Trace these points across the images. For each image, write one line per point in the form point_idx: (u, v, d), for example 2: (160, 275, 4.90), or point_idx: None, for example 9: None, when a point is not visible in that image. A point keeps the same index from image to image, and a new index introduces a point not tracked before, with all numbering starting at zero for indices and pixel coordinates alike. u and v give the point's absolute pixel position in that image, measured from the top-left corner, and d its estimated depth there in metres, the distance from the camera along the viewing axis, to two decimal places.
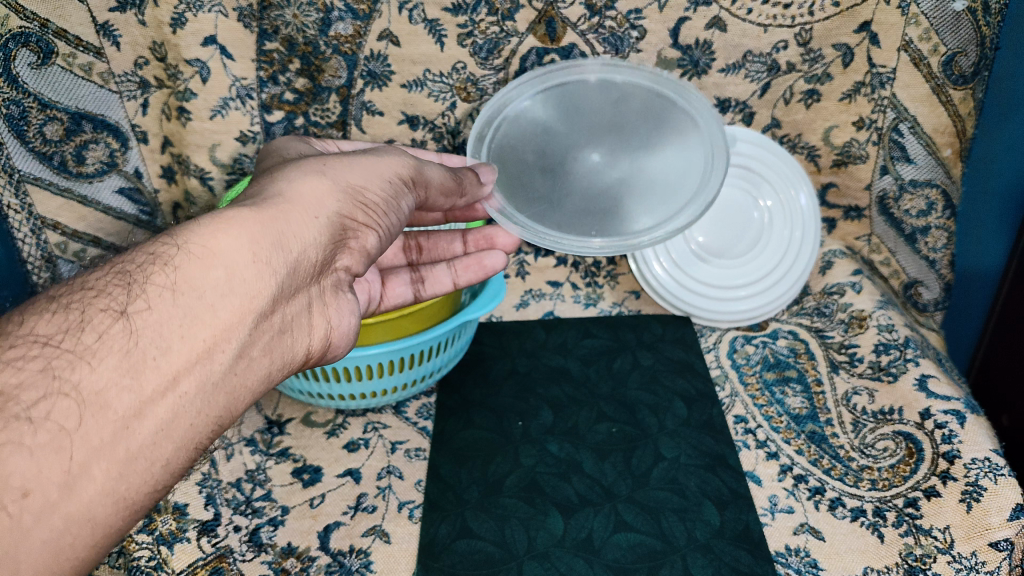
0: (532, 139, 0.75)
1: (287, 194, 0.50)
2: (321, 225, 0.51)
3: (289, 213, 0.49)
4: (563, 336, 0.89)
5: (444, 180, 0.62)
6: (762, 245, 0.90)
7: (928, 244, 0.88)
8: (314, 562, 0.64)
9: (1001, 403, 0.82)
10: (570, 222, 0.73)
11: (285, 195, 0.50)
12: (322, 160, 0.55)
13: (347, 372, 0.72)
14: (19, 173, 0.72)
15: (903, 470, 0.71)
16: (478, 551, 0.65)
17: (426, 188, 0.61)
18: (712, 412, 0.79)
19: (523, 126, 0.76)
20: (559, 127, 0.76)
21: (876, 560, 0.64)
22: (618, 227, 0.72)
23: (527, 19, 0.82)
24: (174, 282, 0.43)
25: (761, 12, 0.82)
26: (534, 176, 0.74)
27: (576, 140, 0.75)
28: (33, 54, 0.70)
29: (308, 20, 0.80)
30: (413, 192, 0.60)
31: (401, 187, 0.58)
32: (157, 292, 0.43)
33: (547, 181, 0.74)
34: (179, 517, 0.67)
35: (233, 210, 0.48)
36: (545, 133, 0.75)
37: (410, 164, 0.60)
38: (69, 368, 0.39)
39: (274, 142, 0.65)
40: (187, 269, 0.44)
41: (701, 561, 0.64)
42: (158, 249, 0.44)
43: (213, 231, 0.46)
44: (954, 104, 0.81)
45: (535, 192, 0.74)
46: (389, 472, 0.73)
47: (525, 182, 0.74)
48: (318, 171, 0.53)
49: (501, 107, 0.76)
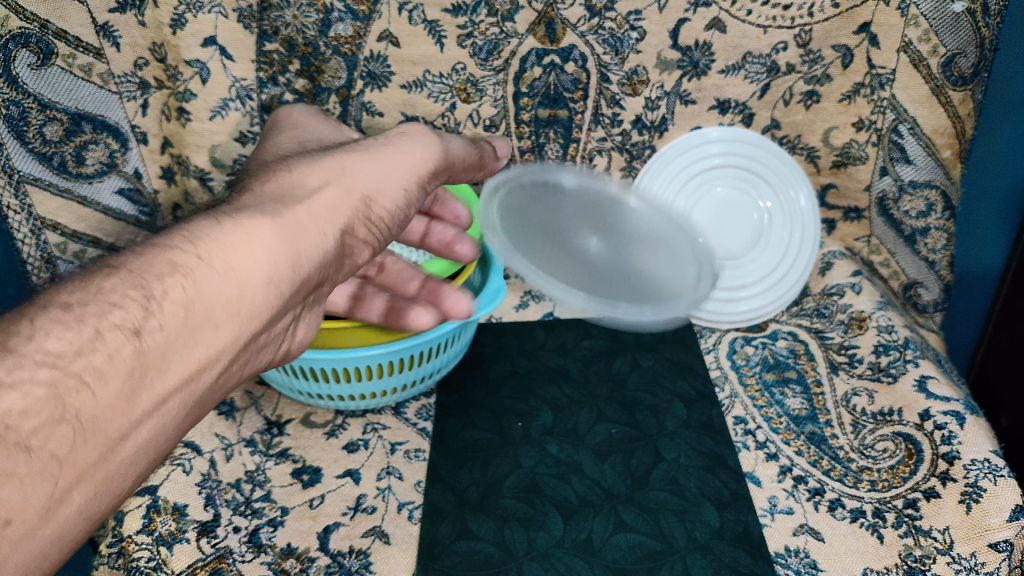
0: (545, 205, 0.84)
1: (348, 172, 0.46)
2: (339, 207, 0.44)
3: (299, 191, 0.43)
4: (563, 337, 0.89)
5: (461, 157, 0.55)
6: (762, 247, 0.90)
7: (928, 245, 0.88)
8: (314, 563, 0.65)
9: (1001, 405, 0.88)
10: (559, 268, 0.80)
11: (347, 171, 0.46)
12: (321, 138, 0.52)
13: (347, 373, 0.71)
14: (19, 173, 0.71)
15: (903, 471, 0.71)
16: (478, 552, 0.65)
17: (449, 164, 0.53)
18: (712, 413, 0.79)
19: (540, 199, 0.85)
20: (571, 211, 0.86)
21: (876, 561, 0.64)
22: (603, 292, 0.79)
23: (527, 20, 0.82)
24: (132, 275, 0.35)
25: (761, 13, 0.82)
26: (539, 239, 0.82)
27: (585, 229, 0.85)
28: (33, 54, 0.69)
29: (308, 21, 0.81)
30: (425, 167, 0.50)
31: (419, 163, 0.50)
32: (121, 293, 0.34)
33: (552, 242, 0.82)
34: (179, 518, 0.66)
35: (306, 184, 0.43)
36: (557, 205, 0.84)
37: (426, 134, 0.52)
38: (75, 391, 0.31)
39: (285, 113, 0.55)
40: (245, 234, 0.39)
41: (701, 563, 0.64)
42: (201, 218, 0.38)
43: (279, 200, 0.41)
44: (954, 106, 0.81)
45: (539, 250, 0.80)
46: (388, 473, 0.73)
47: (526, 239, 0.81)
48: (367, 151, 0.48)
49: (524, 178, 0.87)
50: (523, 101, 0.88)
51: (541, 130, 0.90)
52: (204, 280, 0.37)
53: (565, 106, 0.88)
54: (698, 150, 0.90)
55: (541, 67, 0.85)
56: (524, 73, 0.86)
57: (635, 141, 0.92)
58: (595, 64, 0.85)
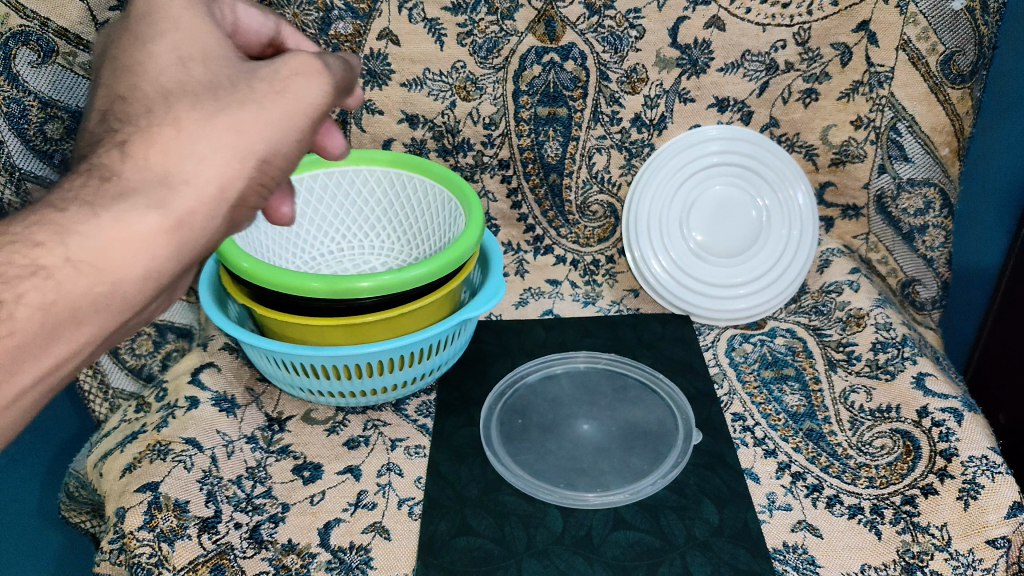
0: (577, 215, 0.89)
1: (199, 157, 0.41)
2: (218, 192, 0.42)
3: (169, 175, 0.40)
4: (563, 335, 0.89)
5: (345, 83, 0.47)
6: (760, 244, 0.91)
7: (925, 243, 0.89)
8: (315, 559, 0.65)
9: (999, 403, 0.92)
10: None
11: (197, 155, 0.41)
12: (204, 47, 0.44)
13: (348, 369, 0.72)
14: (19, 172, 0.74)
15: (900, 467, 0.71)
16: (478, 548, 0.66)
17: (335, 100, 0.46)
18: (711, 410, 0.80)
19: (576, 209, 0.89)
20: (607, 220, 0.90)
21: (873, 557, 0.65)
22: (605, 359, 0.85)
23: (527, 18, 0.82)
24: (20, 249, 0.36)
25: (760, 12, 0.82)
26: None
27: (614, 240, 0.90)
28: (33, 53, 0.71)
29: (308, 19, 0.81)
30: (315, 111, 0.44)
31: (310, 105, 0.44)
32: None
33: None
34: (180, 514, 0.66)
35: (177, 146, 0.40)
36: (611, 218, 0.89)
37: (317, 70, 0.44)
38: None
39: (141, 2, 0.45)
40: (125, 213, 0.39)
41: (700, 559, 0.65)
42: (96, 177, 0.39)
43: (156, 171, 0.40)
44: (952, 103, 0.82)
45: None
46: (389, 470, 0.73)
47: None
48: (226, 123, 0.41)
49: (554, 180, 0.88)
50: (523, 99, 0.87)
51: (540, 128, 0.89)
52: (68, 279, 0.37)
53: (564, 104, 0.88)
54: (697, 147, 0.89)
55: (541, 66, 0.85)
56: (523, 71, 0.86)
57: (633, 139, 0.91)
58: (594, 62, 0.85)
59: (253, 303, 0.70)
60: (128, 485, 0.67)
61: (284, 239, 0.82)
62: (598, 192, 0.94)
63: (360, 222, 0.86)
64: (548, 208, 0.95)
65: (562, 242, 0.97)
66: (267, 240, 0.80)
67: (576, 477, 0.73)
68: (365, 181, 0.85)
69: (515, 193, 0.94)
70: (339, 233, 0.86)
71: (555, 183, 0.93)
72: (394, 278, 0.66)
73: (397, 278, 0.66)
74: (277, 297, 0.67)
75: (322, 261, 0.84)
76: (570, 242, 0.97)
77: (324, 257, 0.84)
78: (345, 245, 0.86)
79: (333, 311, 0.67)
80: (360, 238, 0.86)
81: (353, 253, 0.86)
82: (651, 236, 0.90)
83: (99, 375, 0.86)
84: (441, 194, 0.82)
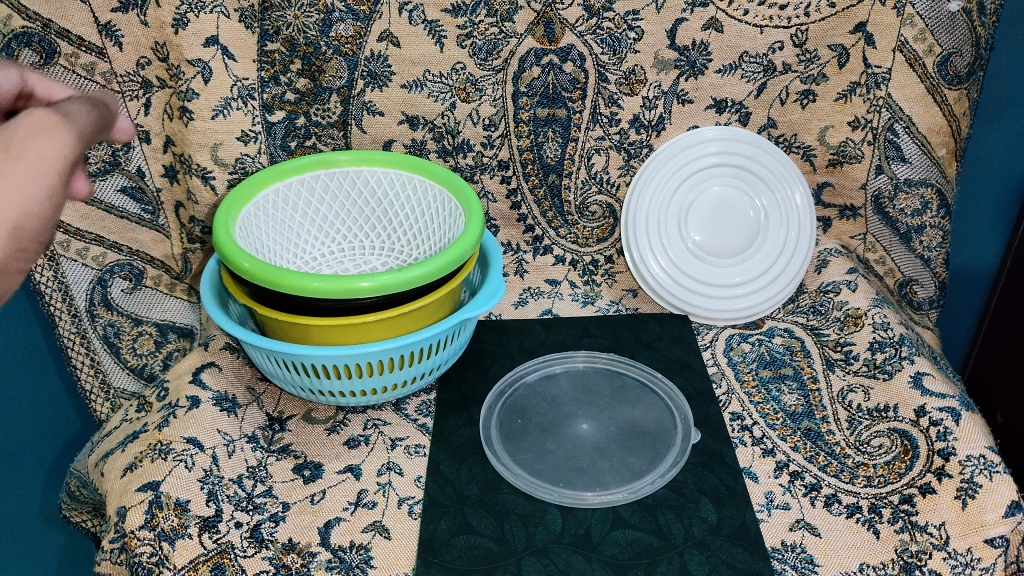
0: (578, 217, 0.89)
1: None
2: None
3: None
4: (563, 335, 0.89)
5: (92, 127, 0.40)
6: (758, 244, 0.91)
7: (922, 243, 0.90)
8: (315, 558, 0.65)
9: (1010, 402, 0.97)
10: None
11: None
12: None
13: (348, 368, 0.72)
14: None
15: (898, 466, 0.72)
16: (478, 547, 0.66)
17: (84, 146, 0.39)
18: (709, 410, 0.80)
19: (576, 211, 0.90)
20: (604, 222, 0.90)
21: (871, 556, 0.65)
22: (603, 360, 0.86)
23: (526, 20, 0.83)
24: None
25: (757, 13, 0.83)
26: None
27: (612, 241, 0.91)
28: (36, 54, 0.75)
29: (309, 21, 0.82)
30: (67, 163, 0.37)
31: (59, 159, 0.36)
32: None
33: None
34: (181, 513, 0.66)
35: None
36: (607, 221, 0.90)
37: (55, 125, 0.37)
38: None
39: None
40: None
41: (698, 558, 0.65)
42: None
43: None
44: (949, 104, 0.83)
45: None
46: (389, 469, 0.74)
47: None
48: None
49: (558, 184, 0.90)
50: (523, 100, 0.88)
51: (540, 129, 0.90)
52: None
53: (563, 106, 0.88)
54: (695, 148, 0.90)
55: (540, 67, 0.86)
56: (523, 73, 0.86)
57: (632, 139, 0.91)
58: (593, 63, 0.86)
59: (254, 303, 0.70)
60: (129, 484, 0.68)
61: (285, 239, 0.82)
62: (597, 193, 0.94)
63: (361, 222, 0.86)
64: (548, 208, 0.95)
65: (561, 242, 0.97)
66: (267, 240, 0.80)
67: (575, 476, 0.73)
68: (364, 182, 0.85)
69: (514, 193, 0.94)
70: (340, 233, 0.86)
71: (554, 183, 0.93)
72: (394, 277, 0.66)
73: (397, 278, 0.66)
74: (278, 297, 0.68)
75: (323, 260, 0.84)
76: (569, 242, 0.97)
77: (324, 257, 0.84)
78: (345, 246, 0.85)
79: (334, 311, 0.68)
80: (360, 238, 0.86)
81: (353, 254, 0.85)
82: (650, 237, 0.90)
83: (100, 375, 0.87)
84: (441, 194, 0.83)
